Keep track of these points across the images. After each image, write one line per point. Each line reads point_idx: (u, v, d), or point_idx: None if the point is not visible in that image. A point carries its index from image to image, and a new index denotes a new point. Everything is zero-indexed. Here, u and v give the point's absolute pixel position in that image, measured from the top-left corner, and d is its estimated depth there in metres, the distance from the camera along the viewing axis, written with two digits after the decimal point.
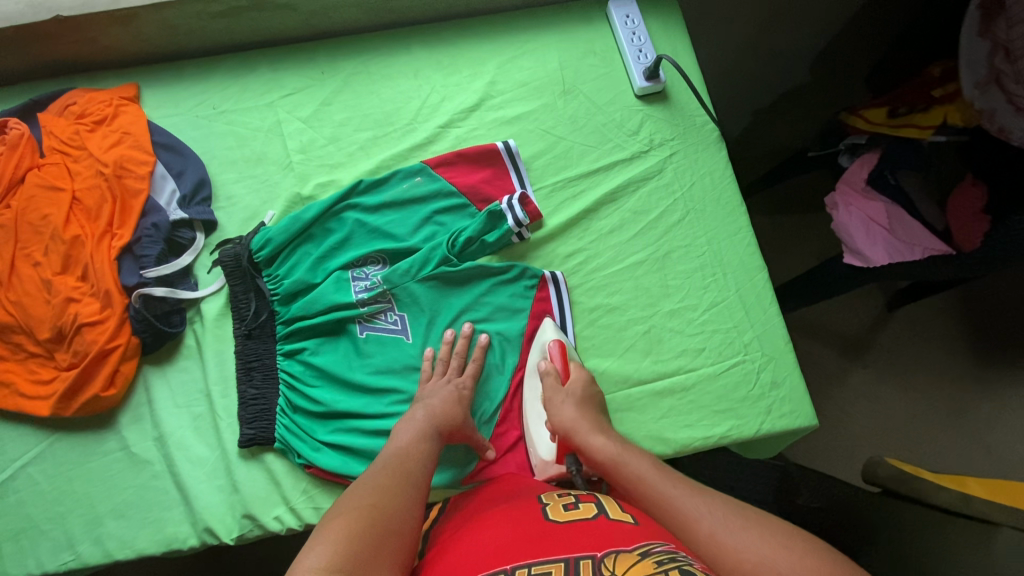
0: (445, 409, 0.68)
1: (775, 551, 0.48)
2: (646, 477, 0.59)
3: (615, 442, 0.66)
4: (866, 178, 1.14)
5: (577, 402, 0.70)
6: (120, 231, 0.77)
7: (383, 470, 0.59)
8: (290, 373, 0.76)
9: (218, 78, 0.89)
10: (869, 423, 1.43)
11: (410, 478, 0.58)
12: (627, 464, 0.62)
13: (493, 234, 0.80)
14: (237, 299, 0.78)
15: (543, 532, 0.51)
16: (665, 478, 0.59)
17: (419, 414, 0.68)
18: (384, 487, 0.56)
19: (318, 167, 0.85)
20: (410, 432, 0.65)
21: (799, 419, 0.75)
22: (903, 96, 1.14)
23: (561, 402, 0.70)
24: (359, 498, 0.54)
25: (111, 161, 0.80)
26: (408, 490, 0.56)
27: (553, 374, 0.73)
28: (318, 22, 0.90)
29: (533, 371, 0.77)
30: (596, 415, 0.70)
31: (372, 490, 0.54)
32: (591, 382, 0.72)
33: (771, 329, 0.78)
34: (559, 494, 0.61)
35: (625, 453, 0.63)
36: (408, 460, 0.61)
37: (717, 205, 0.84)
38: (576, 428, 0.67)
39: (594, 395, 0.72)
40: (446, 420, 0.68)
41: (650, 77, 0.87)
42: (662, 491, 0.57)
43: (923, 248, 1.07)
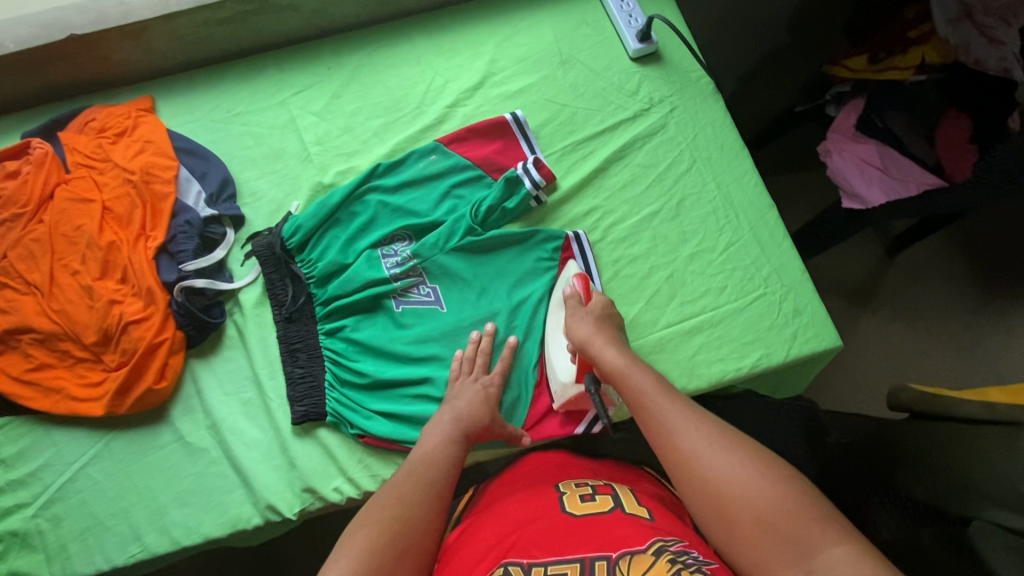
0: (471, 409, 0.69)
1: (756, 483, 0.50)
2: (648, 389, 0.60)
3: (628, 354, 0.66)
4: (855, 124, 1.19)
5: (591, 316, 0.71)
6: (154, 233, 0.80)
7: (405, 475, 0.60)
8: (333, 351, 0.79)
9: (229, 84, 0.93)
10: (883, 366, 1.46)
11: (433, 482, 0.59)
12: (629, 382, 0.62)
13: (513, 200, 0.83)
14: (275, 287, 0.81)
15: (560, 528, 0.53)
16: (662, 392, 0.60)
17: (447, 413, 0.69)
18: (406, 494, 0.57)
19: (335, 156, 0.89)
20: (436, 433, 0.66)
21: (825, 342, 0.78)
22: (881, 42, 1.17)
23: (580, 320, 0.71)
24: (381, 505, 0.56)
25: (137, 168, 0.82)
26: (430, 494, 0.58)
27: (575, 300, 0.74)
28: (320, 21, 0.94)
29: (557, 305, 0.79)
30: (614, 335, 0.69)
31: (393, 502, 0.56)
32: (609, 304, 0.73)
33: (787, 261, 0.82)
34: (577, 483, 0.62)
35: (630, 366, 0.64)
36: (434, 463, 0.62)
37: (721, 152, 0.88)
38: (591, 342, 0.68)
39: (614, 317, 0.72)
40: (473, 420, 0.68)
41: (642, 39, 0.91)
42: (657, 403, 0.59)
43: (917, 182, 1.11)
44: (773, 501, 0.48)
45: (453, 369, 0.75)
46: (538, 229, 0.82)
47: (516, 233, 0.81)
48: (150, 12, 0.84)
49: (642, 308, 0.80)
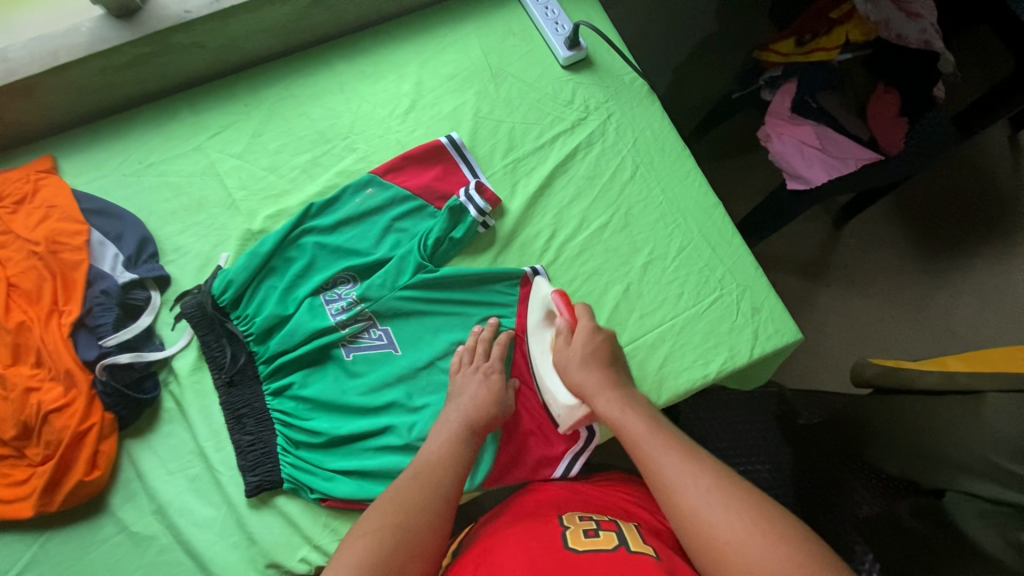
0: (477, 403, 0.67)
1: (752, 536, 0.48)
2: (642, 440, 0.59)
3: (620, 399, 0.64)
4: (790, 107, 1.20)
5: (590, 357, 0.68)
6: (68, 306, 0.73)
7: (411, 478, 0.59)
8: (282, 411, 0.74)
9: (139, 132, 0.86)
10: (845, 337, 1.50)
11: (439, 486, 0.59)
12: (625, 431, 0.61)
13: (461, 228, 0.79)
14: (211, 348, 0.75)
15: (560, 560, 0.50)
16: (661, 442, 0.58)
17: (453, 413, 0.67)
18: (412, 499, 0.57)
19: (264, 199, 0.83)
20: (440, 433, 0.65)
21: (785, 336, 0.77)
22: (805, 24, 1.19)
23: (579, 366, 0.68)
24: (384, 510, 0.56)
25: (41, 237, 0.75)
26: (437, 499, 0.58)
27: (562, 327, 0.72)
28: (230, 55, 0.88)
29: (538, 327, 0.75)
30: (605, 364, 0.67)
31: (398, 508, 0.56)
32: (597, 330, 0.70)
33: (739, 259, 0.81)
34: (580, 518, 0.59)
35: (626, 414, 0.62)
36: (439, 466, 0.61)
37: (663, 154, 0.86)
38: (596, 393, 0.65)
39: (602, 347, 0.69)
40: (482, 416, 0.67)
41: (571, 46, 0.88)
42: (654, 454, 0.57)
43: (855, 159, 1.13)
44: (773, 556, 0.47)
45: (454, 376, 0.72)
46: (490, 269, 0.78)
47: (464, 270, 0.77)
48: (37, 65, 0.77)
49: (602, 326, 0.78)
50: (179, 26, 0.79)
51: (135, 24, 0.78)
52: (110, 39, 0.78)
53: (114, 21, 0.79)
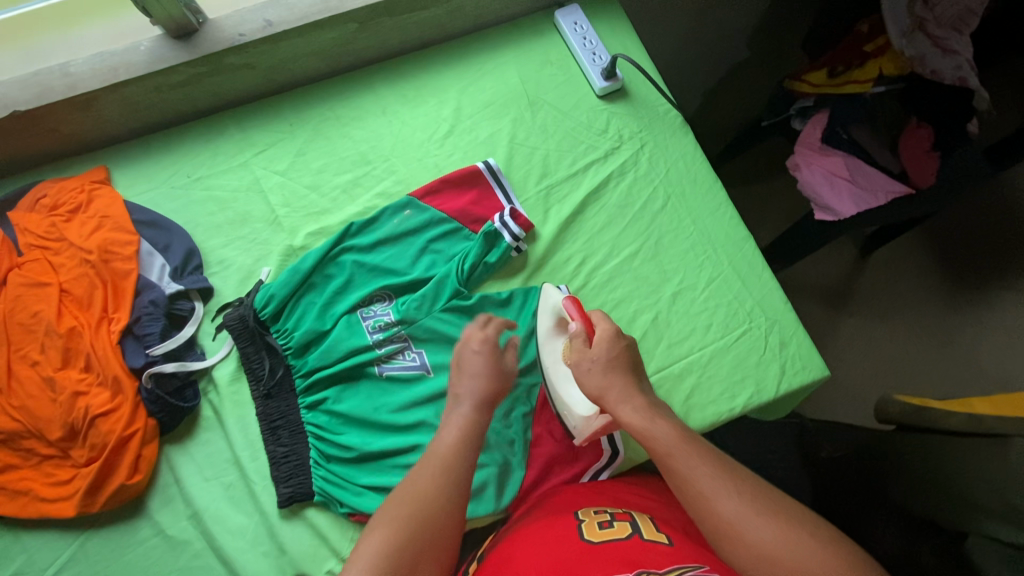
0: (488, 385, 0.67)
1: (799, 545, 0.50)
2: (676, 447, 0.58)
3: (647, 408, 0.63)
4: (820, 137, 1.21)
5: (610, 364, 0.67)
6: (117, 314, 0.76)
7: (424, 465, 0.60)
8: (316, 425, 0.76)
9: (188, 147, 0.90)
10: (868, 367, 1.49)
11: (455, 471, 0.59)
12: (655, 439, 0.60)
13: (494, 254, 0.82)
14: (250, 360, 0.77)
15: (576, 553, 0.52)
16: (689, 450, 0.58)
17: (463, 394, 0.66)
18: (427, 487, 0.57)
19: (305, 217, 0.86)
20: (453, 419, 0.64)
21: (813, 372, 0.78)
22: (839, 55, 1.20)
23: (598, 371, 0.67)
24: (401, 501, 0.56)
25: (94, 246, 0.79)
26: (451, 488, 0.58)
27: (578, 331, 0.71)
28: (278, 76, 0.91)
29: (549, 335, 0.76)
30: (628, 371, 0.67)
31: (414, 497, 0.56)
32: (619, 337, 0.69)
33: (768, 293, 0.82)
34: (595, 510, 0.61)
35: (655, 423, 0.61)
36: (455, 450, 0.61)
37: (695, 185, 0.88)
38: (621, 402, 0.64)
39: (624, 353, 0.68)
40: (491, 396, 0.66)
41: (608, 77, 0.90)
42: (686, 464, 0.57)
43: (884, 191, 1.13)
44: (816, 562, 0.49)
45: (460, 350, 0.70)
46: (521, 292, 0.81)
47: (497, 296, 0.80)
48: (98, 83, 0.80)
49: None
50: (233, 48, 0.82)
51: (192, 45, 0.82)
52: (168, 59, 0.81)
53: (172, 42, 0.82)
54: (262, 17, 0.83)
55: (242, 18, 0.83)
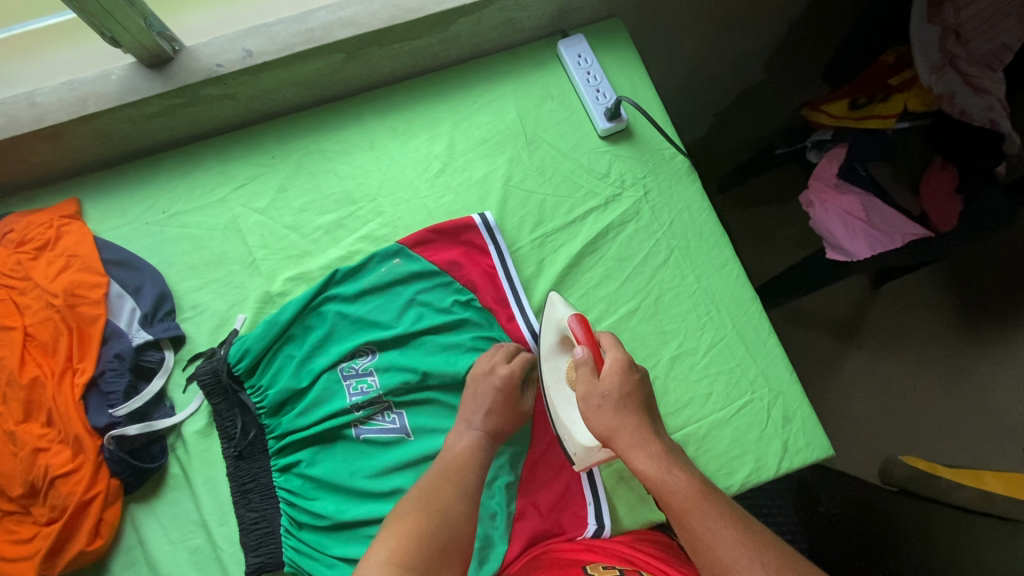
0: (495, 409, 0.70)
1: None
2: (694, 505, 0.55)
3: (664, 455, 0.59)
4: (838, 173, 1.14)
5: (622, 401, 0.62)
6: (82, 365, 0.72)
7: (439, 476, 0.63)
8: (287, 490, 0.72)
9: (164, 179, 0.85)
10: (873, 404, 1.44)
11: (473, 443, 0.67)
12: (672, 492, 0.56)
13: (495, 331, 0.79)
14: (222, 418, 0.74)
15: None
16: (710, 507, 0.55)
17: (476, 420, 0.69)
18: (443, 494, 0.60)
19: (284, 260, 0.81)
20: (465, 436, 0.68)
21: (816, 451, 0.73)
22: (861, 87, 1.13)
23: (609, 407, 0.62)
24: (431, 468, 0.64)
25: (60, 289, 0.75)
26: (471, 458, 0.66)
27: (581, 358, 0.66)
28: (261, 105, 0.86)
29: (551, 352, 0.73)
30: (641, 409, 0.62)
31: (438, 465, 0.64)
32: (630, 369, 0.64)
33: (773, 361, 0.76)
34: (605, 567, 0.60)
35: (673, 473, 0.58)
36: (471, 425, 0.69)
37: (701, 238, 0.82)
38: (637, 446, 0.60)
39: (636, 388, 0.63)
40: (499, 423, 0.70)
41: (611, 117, 0.84)
42: (704, 523, 0.54)
43: (902, 233, 1.05)
44: None
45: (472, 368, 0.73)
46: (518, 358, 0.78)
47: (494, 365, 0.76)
48: (66, 115, 0.75)
49: None
50: (210, 80, 0.77)
51: (167, 76, 0.77)
52: (141, 90, 0.76)
53: (145, 71, 0.77)
54: (242, 46, 0.77)
55: (220, 46, 0.78)
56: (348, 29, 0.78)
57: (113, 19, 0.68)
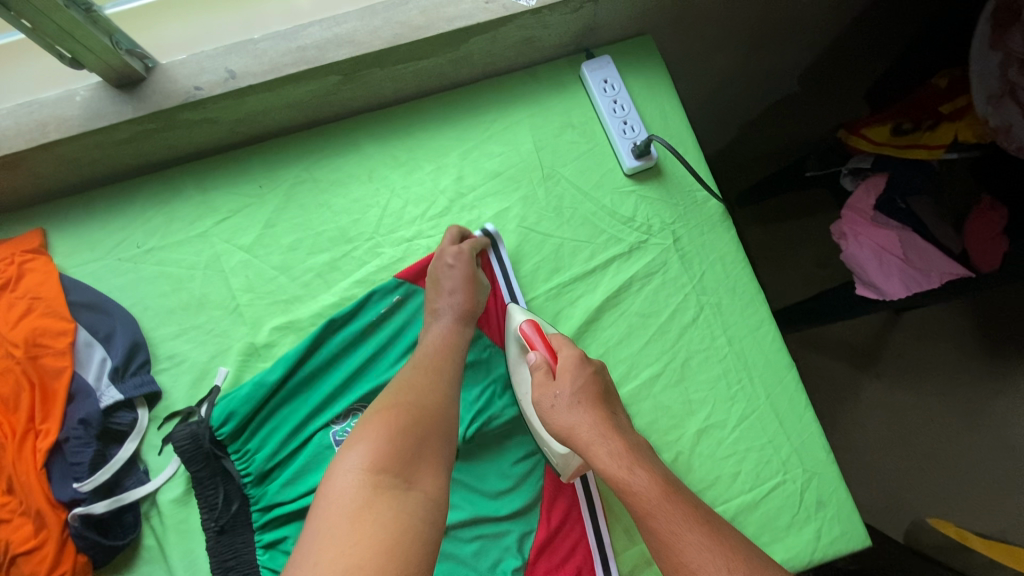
0: (460, 294, 0.69)
1: None
2: (659, 509, 0.50)
3: (626, 453, 0.54)
4: (874, 205, 1.03)
5: (577, 399, 0.59)
6: (45, 426, 0.65)
7: (414, 365, 0.62)
8: (271, 569, 0.65)
9: (138, 209, 0.76)
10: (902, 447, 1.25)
11: (443, 371, 0.63)
12: (636, 493, 0.52)
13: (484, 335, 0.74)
14: (201, 487, 0.66)
15: None
16: (681, 507, 0.51)
17: (441, 310, 0.68)
18: (418, 385, 0.60)
19: (271, 305, 0.73)
20: (434, 323, 0.67)
21: (852, 542, 0.67)
22: (908, 110, 1.04)
23: (565, 407, 0.59)
24: (399, 388, 0.59)
25: (21, 338, 0.66)
26: (441, 384, 0.61)
27: (536, 362, 0.64)
28: (247, 128, 0.77)
29: (517, 362, 0.70)
30: (597, 402, 0.59)
31: (405, 387, 0.59)
32: (585, 363, 0.61)
33: (809, 439, 0.70)
34: None
35: (635, 472, 0.53)
36: (446, 351, 0.65)
37: (733, 295, 0.74)
38: (595, 442, 0.56)
39: (591, 383, 0.60)
40: (466, 306, 0.69)
41: (639, 155, 0.76)
42: (671, 525, 0.49)
43: (940, 273, 0.96)
44: None
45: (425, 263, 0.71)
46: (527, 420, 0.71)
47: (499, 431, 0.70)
48: (23, 141, 0.66)
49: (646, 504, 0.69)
50: (187, 104, 0.68)
51: (138, 98, 0.67)
52: (108, 115, 0.67)
53: (113, 92, 0.68)
54: (224, 65, 0.68)
55: (199, 65, 0.68)
56: (346, 48, 0.69)
57: (72, 39, 0.58)
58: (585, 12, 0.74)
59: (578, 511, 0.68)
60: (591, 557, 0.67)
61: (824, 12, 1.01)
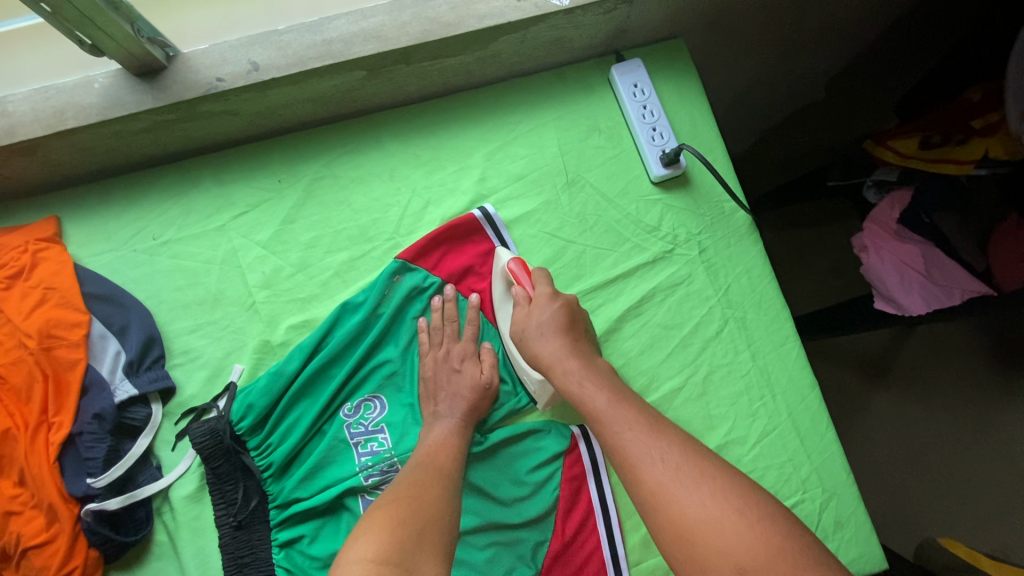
0: (463, 397, 0.67)
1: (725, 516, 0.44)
2: (602, 415, 0.55)
3: (583, 369, 0.60)
4: (898, 219, 1.01)
5: (547, 326, 0.63)
6: (59, 418, 0.64)
7: (416, 465, 0.59)
8: (286, 569, 0.64)
9: (155, 199, 0.75)
10: (910, 463, 1.22)
11: (445, 469, 0.59)
12: (585, 404, 0.57)
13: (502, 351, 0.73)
14: (220, 483, 0.65)
15: None
16: (620, 415, 0.54)
17: (443, 407, 0.66)
18: (422, 483, 0.56)
19: (288, 303, 0.72)
20: (437, 426, 0.65)
21: (870, 564, 0.66)
22: (936, 123, 1.00)
23: (537, 335, 0.63)
24: (398, 487, 0.56)
25: (34, 330, 0.65)
26: (445, 482, 0.58)
27: (518, 297, 0.67)
28: (267, 120, 0.75)
29: (500, 300, 0.72)
30: (565, 330, 0.63)
31: (409, 484, 0.56)
32: (555, 297, 0.65)
33: (830, 458, 0.69)
34: None
35: (585, 387, 0.58)
36: (442, 451, 0.61)
37: (759, 310, 0.73)
38: (556, 363, 0.61)
39: (561, 311, 0.64)
40: (469, 407, 0.66)
41: (668, 163, 0.74)
42: (615, 427, 0.53)
43: (962, 291, 0.94)
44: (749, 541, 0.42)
45: (425, 356, 0.71)
46: (546, 425, 0.70)
47: (516, 430, 0.69)
48: (40, 128, 0.65)
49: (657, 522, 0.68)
50: (208, 96, 0.66)
51: (159, 88, 0.66)
52: (127, 105, 0.65)
53: (133, 81, 0.66)
54: (247, 57, 0.66)
55: (222, 55, 0.67)
56: (372, 43, 0.67)
57: (93, 25, 0.56)
58: (618, 14, 0.72)
59: (593, 522, 0.68)
60: (605, 568, 0.66)
61: (858, 19, 0.99)
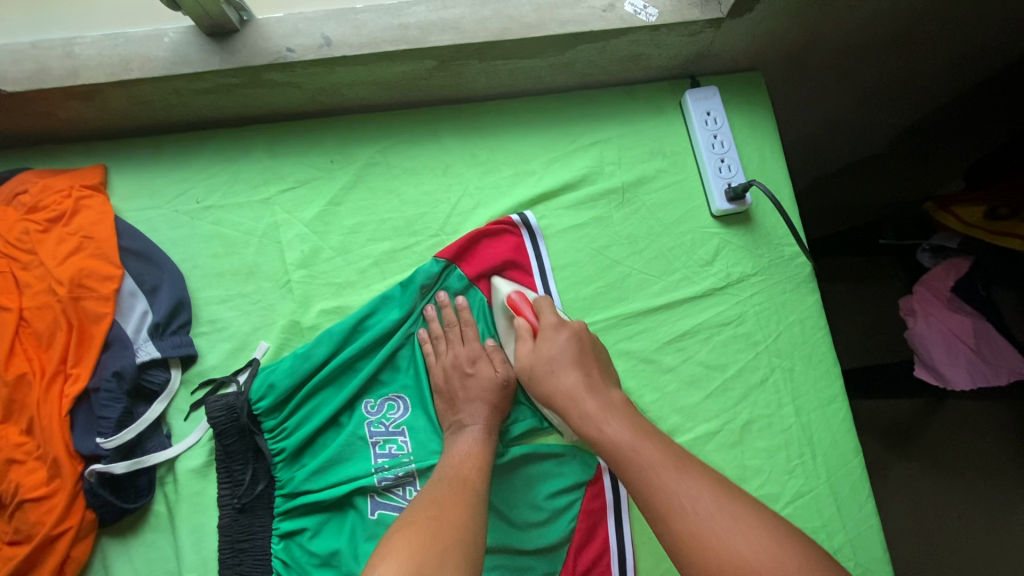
0: (486, 408, 0.64)
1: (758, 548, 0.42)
2: (628, 456, 0.52)
3: (607, 413, 0.57)
4: (953, 287, 0.95)
5: (558, 360, 0.60)
6: (76, 371, 0.62)
7: (440, 480, 0.56)
8: (283, 561, 0.62)
9: (205, 161, 0.73)
10: (921, 539, 1.17)
11: (470, 483, 0.56)
12: (609, 446, 0.54)
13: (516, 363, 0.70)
14: (229, 462, 0.63)
15: None
16: (646, 451, 0.52)
17: (460, 423, 0.63)
18: (443, 502, 0.53)
19: (322, 286, 0.70)
20: (463, 435, 0.62)
21: None
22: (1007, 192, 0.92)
23: (552, 372, 0.60)
24: (421, 505, 0.53)
25: (66, 277, 0.63)
26: (472, 497, 0.54)
27: (521, 330, 0.64)
28: (328, 98, 0.74)
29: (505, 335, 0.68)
30: (580, 363, 0.60)
31: (432, 503, 0.53)
32: (561, 326, 0.62)
33: (864, 531, 0.65)
34: None
35: (607, 428, 0.55)
36: (468, 464, 0.58)
37: (808, 363, 0.70)
38: (572, 404, 0.58)
39: (568, 344, 0.61)
40: (493, 419, 0.63)
41: (733, 198, 0.71)
42: (641, 470, 0.50)
43: (1010, 370, 0.89)
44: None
45: (435, 362, 0.67)
46: (575, 450, 0.67)
47: (542, 448, 0.66)
48: (103, 75, 0.64)
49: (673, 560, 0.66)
50: (276, 65, 0.64)
51: (228, 50, 0.64)
52: (194, 64, 0.64)
53: (203, 39, 0.64)
54: (320, 31, 0.65)
55: (295, 26, 0.65)
56: (449, 35, 0.65)
57: None
58: (703, 37, 0.70)
59: (606, 560, 0.64)
60: None
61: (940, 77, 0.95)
